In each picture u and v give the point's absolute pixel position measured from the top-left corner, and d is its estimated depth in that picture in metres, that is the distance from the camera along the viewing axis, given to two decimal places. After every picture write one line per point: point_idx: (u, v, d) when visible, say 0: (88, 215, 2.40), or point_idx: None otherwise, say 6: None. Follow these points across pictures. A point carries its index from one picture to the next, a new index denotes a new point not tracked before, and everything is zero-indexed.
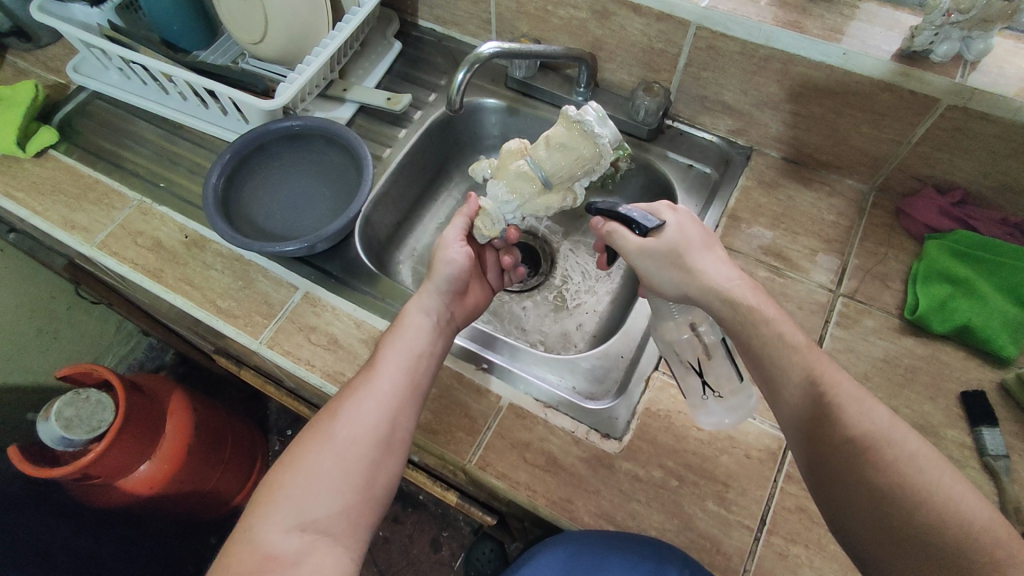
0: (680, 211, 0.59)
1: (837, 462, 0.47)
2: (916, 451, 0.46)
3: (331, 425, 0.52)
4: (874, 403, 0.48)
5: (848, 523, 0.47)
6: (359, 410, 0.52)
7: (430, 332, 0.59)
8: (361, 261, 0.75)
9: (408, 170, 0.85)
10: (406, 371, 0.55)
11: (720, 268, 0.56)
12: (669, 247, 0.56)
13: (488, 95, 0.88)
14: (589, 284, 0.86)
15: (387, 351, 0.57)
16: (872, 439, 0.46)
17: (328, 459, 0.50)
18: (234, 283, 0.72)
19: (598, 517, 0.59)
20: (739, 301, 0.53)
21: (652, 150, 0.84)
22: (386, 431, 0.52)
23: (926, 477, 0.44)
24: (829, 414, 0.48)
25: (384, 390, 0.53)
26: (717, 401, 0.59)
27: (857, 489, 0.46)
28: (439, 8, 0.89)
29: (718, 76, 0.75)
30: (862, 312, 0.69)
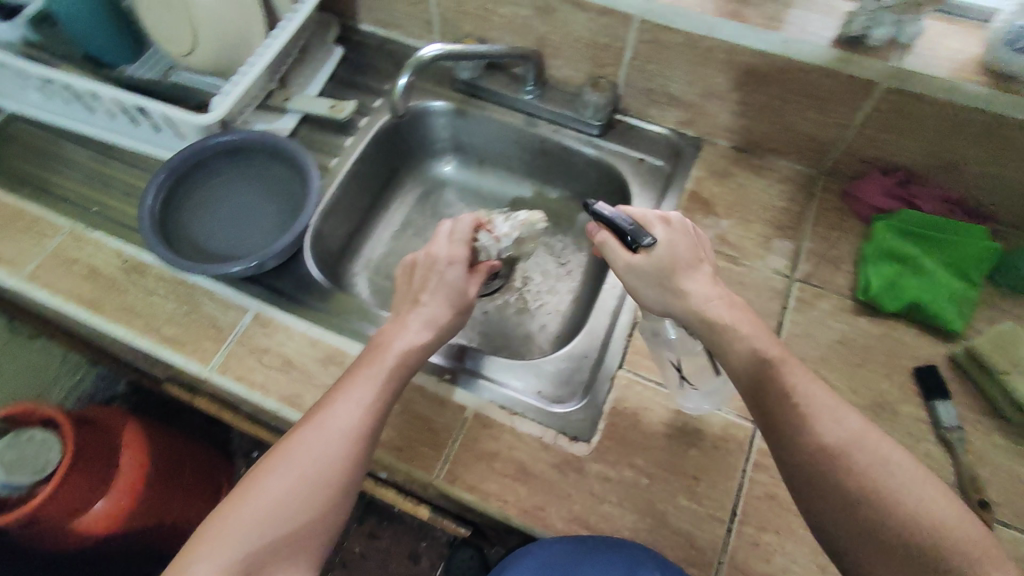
0: (672, 224, 0.59)
1: (812, 472, 0.46)
2: (890, 456, 0.46)
3: (287, 459, 0.48)
4: (845, 408, 0.48)
5: (832, 538, 0.45)
6: (322, 444, 0.49)
7: (409, 359, 0.55)
8: (313, 277, 0.72)
9: (357, 180, 0.83)
10: (375, 406, 0.51)
11: (705, 289, 0.55)
12: (657, 267, 0.56)
13: (435, 98, 0.86)
14: (550, 284, 0.85)
15: (361, 378, 0.52)
16: (847, 443, 0.46)
17: (282, 495, 0.47)
18: (180, 307, 0.68)
19: (571, 522, 0.58)
20: (713, 320, 0.53)
21: (604, 146, 0.83)
22: (350, 469, 0.49)
23: (900, 485, 0.44)
24: (802, 421, 0.47)
25: (350, 426, 0.50)
26: (695, 390, 0.60)
27: (831, 497, 0.45)
28: (379, 11, 0.87)
29: (664, 69, 0.75)
30: (817, 296, 0.70)
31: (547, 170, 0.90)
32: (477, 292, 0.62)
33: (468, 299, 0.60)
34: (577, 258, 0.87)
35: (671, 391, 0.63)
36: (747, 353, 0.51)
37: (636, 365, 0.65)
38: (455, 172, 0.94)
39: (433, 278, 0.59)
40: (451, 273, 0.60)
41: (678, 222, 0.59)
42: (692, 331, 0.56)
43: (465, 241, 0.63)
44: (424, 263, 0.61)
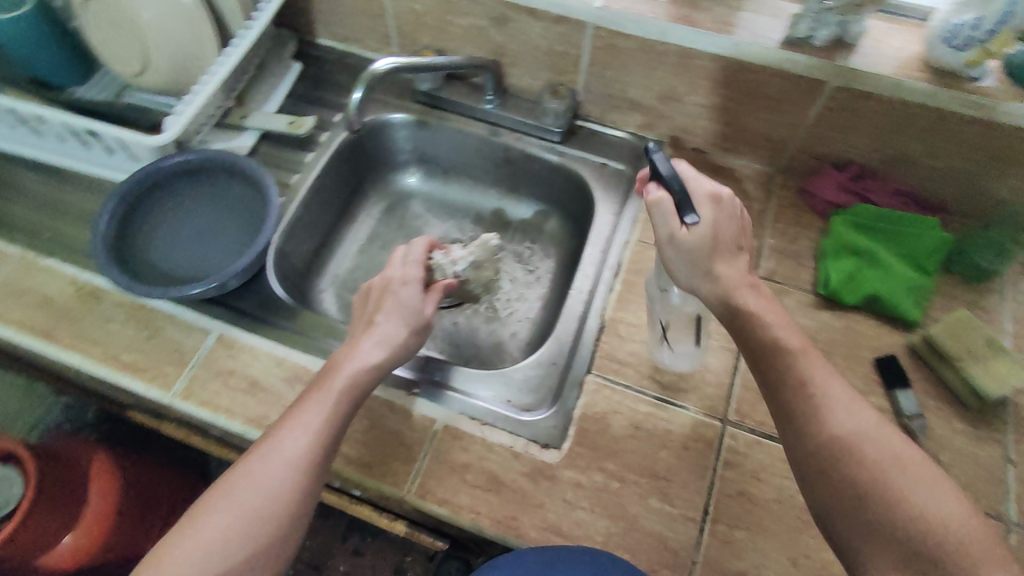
0: (724, 205, 0.52)
1: (819, 461, 0.47)
2: (902, 454, 0.45)
3: (231, 491, 0.48)
4: (861, 404, 0.48)
5: (836, 525, 0.46)
6: (267, 475, 0.48)
7: (361, 384, 0.54)
8: (278, 295, 0.72)
9: (320, 195, 0.82)
10: (321, 434, 0.51)
11: (735, 284, 0.52)
12: (702, 247, 0.51)
13: (395, 111, 0.86)
14: (519, 291, 0.85)
15: (310, 404, 0.52)
16: (857, 436, 0.46)
17: (224, 528, 0.46)
18: (139, 333, 0.67)
19: (544, 530, 0.58)
20: (740, 308, 0.51)
21: (566, 152, 0.83)
22: (296, 499, 0.48)
23: (906, 483, 0.44)
24: (814, 413, 0.48)
25: (297, 454, 0.49)
26: (670, 351, 0.63)
27: (840, 487, 0.45)
28: (336, 25, 0.87)
29: (621, 74, 0.76)
30: (779, 292, 0.71)
31: (511, 178, 0.90)
32: (435, 311, 0.61)
33: (424, 317, 0.60)
34: (544, 264, 0.87)
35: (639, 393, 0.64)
36: (767, 345, 0.51)
37: (604, 369, 0.66)
38: (419, 183, 0.94)
39: (388, 298, 0.59)
40: (405, 294, 0.60)
41: (731, 202, 0.53)
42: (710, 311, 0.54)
43: (419, 262, 0.63)
44: (379, 286, 0.61)
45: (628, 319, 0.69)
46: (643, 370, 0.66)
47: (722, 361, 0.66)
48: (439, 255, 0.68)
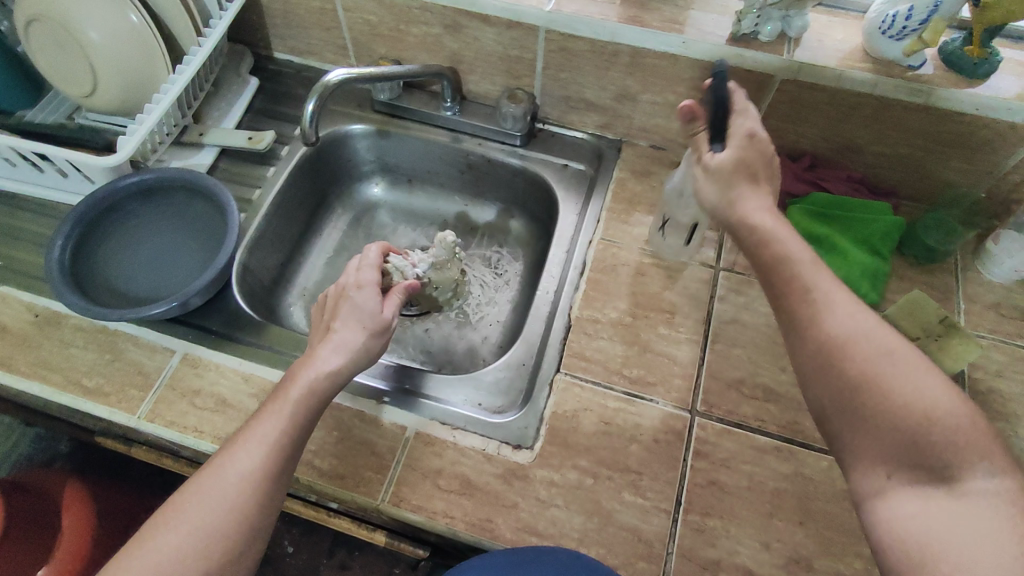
0: (756, 142, 0.54)
1: (814, 359, 0.47)
2: (897, 353, 0.45)
3: (185, 510, 0.48)
4: (860, 306, 0.48)
5: (830, 420, 0.47)
6: (220, 493, 0.48)
7: (320, 395, 0.54)
8: (243, 311, 0.71)
9: (283, 209, 0.82)
10: (276, 448, 0.50)
11: (756, 215, 0.52)
12: (727, 173, 0.54)
13: (355, 121, 0.86)
14: (489, 295, 0.85)
15: (265, 417, 0.52)
16: (849, 336, 0.46)
17: (177, 547, 0.46)
18: (101, 357, 0.66)
19: (519, 530, 0.58)
20: (753, 225, 0.52)
21: (527, 155, 0.84)
22: (250, 517, 0.48)
23: (900, 380, 0.44)
24: (807, 315, 0.48)
25: (250, 470, 0.49)
26: (660, 243, 0.73)
27: (833, 381, 0.46)
28: (292, 38, 0.87)
29: (576, 76, 0.77)
30: (742, 283, 0.72)
31: (475, 184, 0.90)
32: (398, 314, 0.61)
33: (385, 318, 0.59)
34: (513, 267, 0.88)
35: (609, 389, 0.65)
36: (778, 255, 0.50)
37: (573, 367, 0.66)
38: (385, 193, 0.94)
39: (344, 303, 0.59)
40: (361, 298, 0.59)
41: (766, 141, 0.55)
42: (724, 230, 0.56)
43: (374, 267, 0.64)
44: (335, 294, 0.61)
45: (594, 317, 0.70)
46: (611, 366, 0.66)
47: (688, 353, 0.67)
48: (396, 259, 0.69)
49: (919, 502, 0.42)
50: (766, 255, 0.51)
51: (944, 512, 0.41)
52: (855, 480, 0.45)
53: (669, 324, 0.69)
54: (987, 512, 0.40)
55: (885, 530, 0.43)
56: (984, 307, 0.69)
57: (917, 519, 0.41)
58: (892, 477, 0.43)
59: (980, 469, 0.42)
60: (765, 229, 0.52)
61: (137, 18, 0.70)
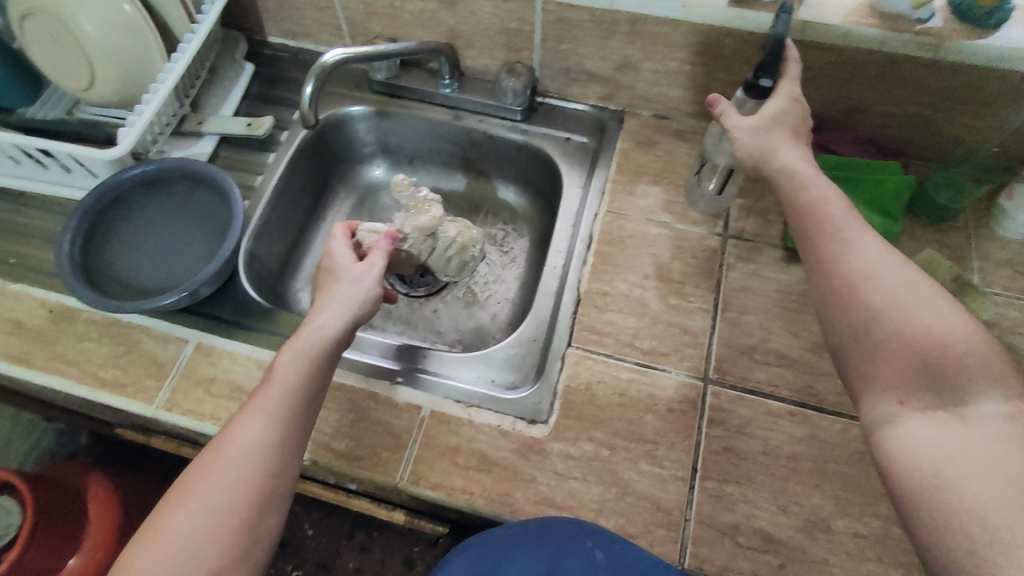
0: (800, 105, 0.56)
1: (833, 295, 0.48)
2: (916, 287, 0.46)
3: (197, 485, 0.48)
4: (880, 243, 0.49)
5: (843, 353, 0.48)
6: (227, 466, 0.49)
7: (315, 358, 0.54)
8: (252, 298, 0.71)
9: (286, 195, 0.81)
10: (276, 414, 0.51)
11: (797, 166, 0.53)
12: (769, 122, 0.55)
13: (353, 103, 0.85)
14: (496, 273, 0.85)
15: (263, 387, 0.53)
16: (865, 272, 0.47)
17: (192, 523, 0.47)
18: (116, 349, 0.66)
19: (538, 503, 0.58)
20: (789, 170, 0.53)
21: (528, 130, 0.83)
22: (259, 488, 0.49)
23: (913, 312, 0.45)
24: (827, 257, 0.49)
25: (255, 441, 0.50)
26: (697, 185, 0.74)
27: (849, 314, 0.47)
28: (286, 21, 0.85)
29: (576, 46, 0.76)
30: (751, 250, 0.71)
31: (477, 161, 0.90)
32: (384, 263, 0.62)
33: (367, 274, 0.60)
34: (519, 244, 0.88)
35: (621, 362, 0.65)
36: (809, 200, 0.52)
37: (585, 341, 0.66)
38: (386, 174, 0.93)
39: (328, 277, 0.61)
40: (342, 262, 0.61)
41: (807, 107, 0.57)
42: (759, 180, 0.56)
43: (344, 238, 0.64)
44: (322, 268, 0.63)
45: (603, 290, 0.69)
46: (623, 339, 0.66)
47: (700, 323, 0.67)
48: (366, 227, 0.68)
49: (931, 427, 0.42)
50: (801, 202, 0.52)
51: (954, 435, 0.41)
52: (867, 410, 0.46)
53: (679, 294, 0.69)
54: (996, 433, 0.40)
55: (894, 454, 0.43)
56: (998, 265, 0.69)
57: (926, 441, 0.42)
58: (904, 404, 0.44)
59: (990, 394, 0.42)
60: (802, 177, 0.53)
61: (130, 7, 0.70)
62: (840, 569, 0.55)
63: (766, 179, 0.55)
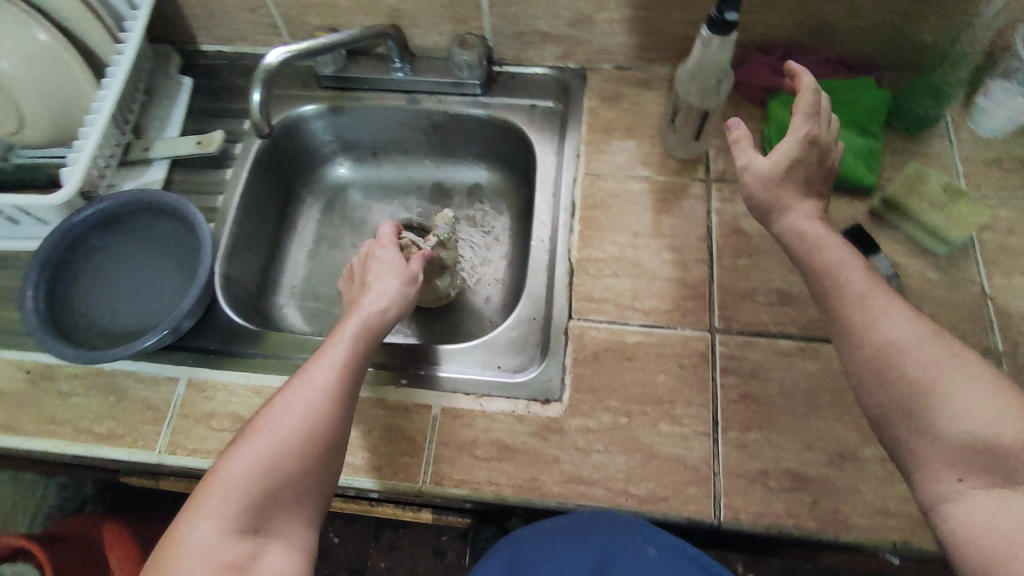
0: (817, 147, 0.55)
1: (869, 366, 0.47)
2: (959, 368, 0.45)
3: (271, 418, 0.52)
4: (911, 312, 0.48)
5: (887, 425, 0.47)
6: (301, 404, 0.52)
7: (376, 329, 0.59)
8: (237, 324, 0.69)
9: (251, 210, 0.78)
10: (345, 364, 0.55)
11: (807, 227, 0.54)
12: (785, 168, 0.54)
13: (303, 103, 0.81)
14: (482, 255, 0.83)
15: (333, 341, 0.57)
16: (900, 341, 0.46)
17: (268, 451, 0.50)
18: (105, 399, 0.63)
19: (566, 482, 0.58)
20: (803, 232, 0.53)
21: (490, 103, 0.80)
22: (330, 429, 0.52)
23: (951, 393, 0.44)
24: (856, 327, 0.48)
25: (329, 385, 0.54)
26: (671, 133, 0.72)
27: (891, 386, 0.46)
28: (217, 26, 0.80)
29: (526, 8, 0.72)
30: (736, 190, 0.70)
31: (443, 143, 0.86)
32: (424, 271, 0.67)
33: (411, 270, 0.65)
34: (500, 222, 0.85)
35: (624, 326, 0.63)
36: (825, 263, 0.52)
37: (585, 311, 0.65)
38: (350, 172, 0.90)
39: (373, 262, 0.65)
40: (387, 255, 0.65)
41: (824, 146, 0.56)
42: (765, 225, 0.57)
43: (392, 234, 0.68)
44: (362, 260, 0.67)
45: (595, 257, 0.68)
46: (623, 303, 0.65)
47: (697, 273, 0.66)
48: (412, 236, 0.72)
49: (995, 503, 0.41)
50: (815, 265, 0.52)
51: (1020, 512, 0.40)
52: (920, 486, 0.45)
53: (672, 248, 0.67)
54: None
55: (958, 534, 0.42)
56: (980, 167, 0.68)
57: (991, 517, 0.41)
58: (962, 481, 0.43)
59: None
60: (812, 236, 0.53)
61: (46, 36, 0.66)
62: (872, 494, 0.56)
63: (778, 237, 0.56)
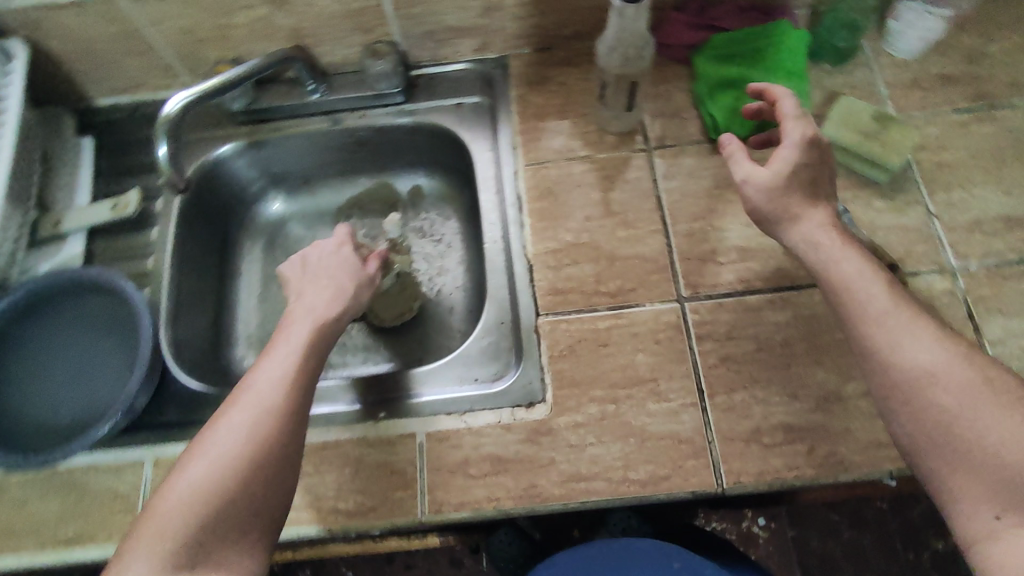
0: (816, 151, 0.54)
1: (893, 391, 0.46)
2: (996, 399, 0.43)
3: (210, 441, 0.48)
4: (937, 333, 0.46)
5: (918, 454, 0.45)
6: (243, 421, 0.48)
7: (322, 337, 0.56)
8: (195, 390, 0.65)
9: (187, 267, 0.73)
10: (288, 375, 0.51)
11: (820, 238, 0.52)
12: (784, 175, 0.53)
13: (220, 143, 0.77)
14: (437, 266, 0.80)
15: (275, 353, 0.53)
16: (926, 366, 0.45)
17: (206, 476, 0.46)
18: (67, 499, 0.59)
19: (566, 482, 0.56)
20: (818, 243, 0.52)
21: (415, 109, 0.77)
22: (276, 444, 0.48)
23: (984, 424, 0.43)
24: (874, 348, 0.47)
25: (272, 398, 0.50)
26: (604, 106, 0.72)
27: (920, 413, 0.45)
28: (108, 77, 0.75)
29: (432, 5, 0.69)
30: (678, 154, 0.69)
31: (375, 157, 0.83)
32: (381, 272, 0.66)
33: (364, 275, 0.64)
34: (449, 228, 0.82)
35: (594, 313, 0.62)
36: (836, 280, 0.50)
37: (552, 306, 0.63)
38: (286, 207, 0.85)
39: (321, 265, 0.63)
40: (340, 256, 0.64)
41: (824, 149, 0.54)
42: (768, 230, 0.55)
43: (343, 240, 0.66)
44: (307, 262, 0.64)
45: (551, 248, 0.66)
46: (587, 289, 0.64)
47: (655, 245, 0.65)
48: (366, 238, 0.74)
49: None
50: (831, 280, 0.50)
51: None
52: (955, 521, 0.43)
53: (626, 224, 0.66)
54: None
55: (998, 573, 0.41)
56: (906, 88, 0.69)
57: None
58: (1000, 518, 0.41)
59: None
60: (826, 248, 0.51)
61: None
62: (863, 430, 0.56)
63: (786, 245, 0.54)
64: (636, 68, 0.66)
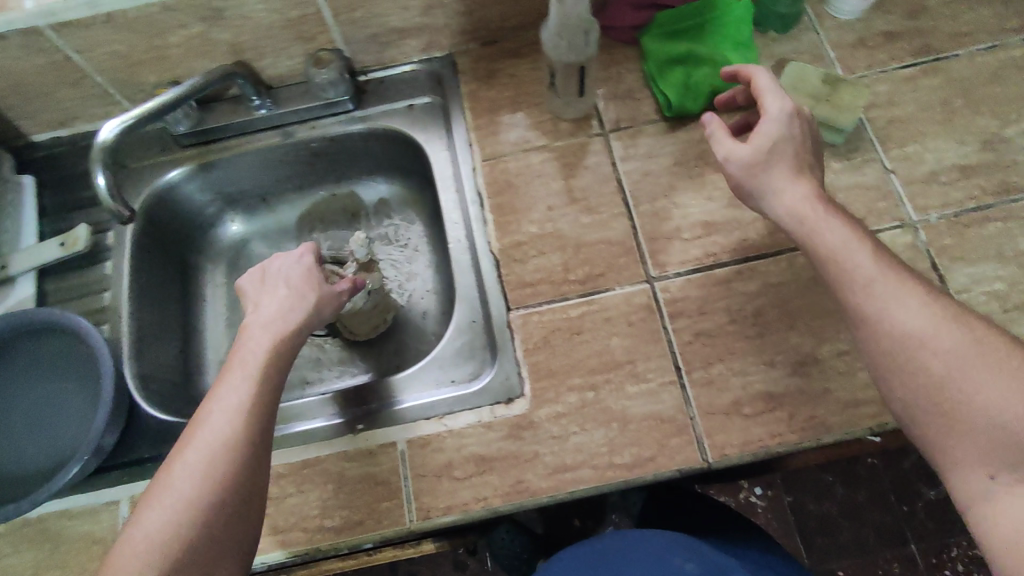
0: (796, 123, 0.53)
1: (887, 358, 0.46)
2: (986, 362, 0.43)
3: (167, 482, 0.46)
4: (926, 298, 0.46)
5: (913, 420, 0.45)
6: (201, 457, 0.47)
7: (279, 357, 0.54)
8: (166, 422, 0.63)
9: (146, 298, 0.71)
10: (244, 403, 0.49)
11: (805, 209, 0.51)
12: (766, 150, 0.52)
13: (168, 168, 0.75)
14: (406, 271, 0.79)
15: (229, 379, 0.51)
16: (917, 333, 0.45)
17: (167, 520, 0.44)
18: (42, 548, 0.57)
19: (553, 474, 0.56)
20: (801, 214, 0.51)
21: (366, 115, 0.76)
22: (238, 478, 0.47)
23: (975, 387, 0.43)
24: (863, 317, 0.47)
25: (230, 431, 0.48)
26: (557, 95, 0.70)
27: (914, 380, 0.45)
28: (44, 112, 0.72)
29: (370, 8, 0.68)
30: (634, 135, 0.69)
31: (331, 167, 0.81)
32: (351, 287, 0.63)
33: (329, 291, 0.60)
34: (414, 232, 0.81)
35: (565, 302, 0.62)
36: (819, 251, 0.50)
37: (522, 299, 0.63)
38: (245, 227, 0.84)
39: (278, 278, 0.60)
40: (296, 269, 0.60)
41: (802, 120, 0.54)
42: (750, 203, 0.55)
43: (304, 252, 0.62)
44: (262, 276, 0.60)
45: (516, 241, 0.65)
46: (556, 279, 0.63)
47: (620, 228, 0.65)
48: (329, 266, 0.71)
49: None
50: (817, 252, 0.50)
51: None
52: (953, 483, 0.44)
53: (589, 210, 0.66)
54: None
55: (994, 534, 0.42)
56: (851, 49, 0.69)
57: None
58: (996, 479, 0.42)
59: None
60: (807, 220, 0.51)
61: None
62: (842, 390, 0.56)
63: (772, 220, 0.54)
64: (582, 53, 0.65)
